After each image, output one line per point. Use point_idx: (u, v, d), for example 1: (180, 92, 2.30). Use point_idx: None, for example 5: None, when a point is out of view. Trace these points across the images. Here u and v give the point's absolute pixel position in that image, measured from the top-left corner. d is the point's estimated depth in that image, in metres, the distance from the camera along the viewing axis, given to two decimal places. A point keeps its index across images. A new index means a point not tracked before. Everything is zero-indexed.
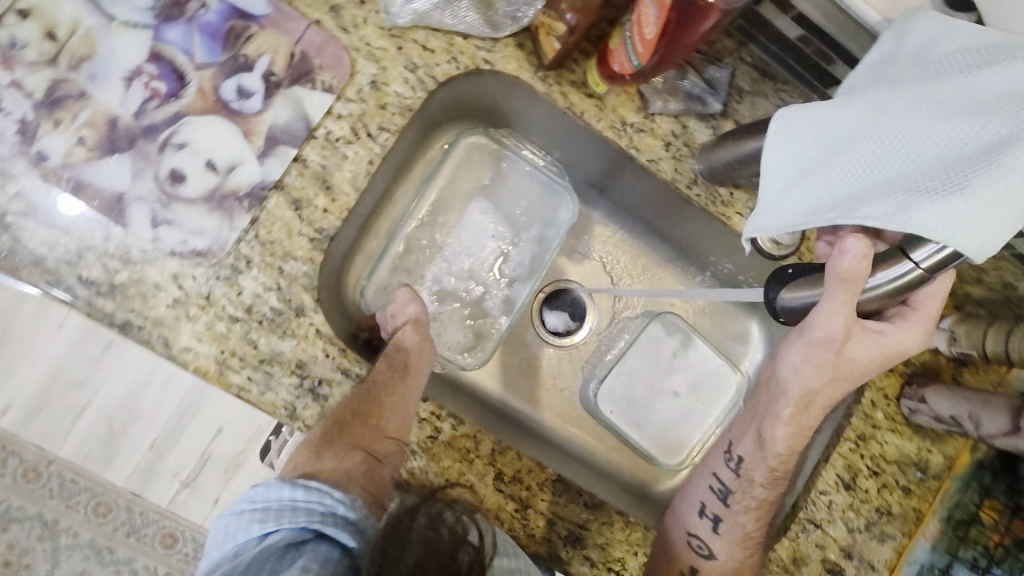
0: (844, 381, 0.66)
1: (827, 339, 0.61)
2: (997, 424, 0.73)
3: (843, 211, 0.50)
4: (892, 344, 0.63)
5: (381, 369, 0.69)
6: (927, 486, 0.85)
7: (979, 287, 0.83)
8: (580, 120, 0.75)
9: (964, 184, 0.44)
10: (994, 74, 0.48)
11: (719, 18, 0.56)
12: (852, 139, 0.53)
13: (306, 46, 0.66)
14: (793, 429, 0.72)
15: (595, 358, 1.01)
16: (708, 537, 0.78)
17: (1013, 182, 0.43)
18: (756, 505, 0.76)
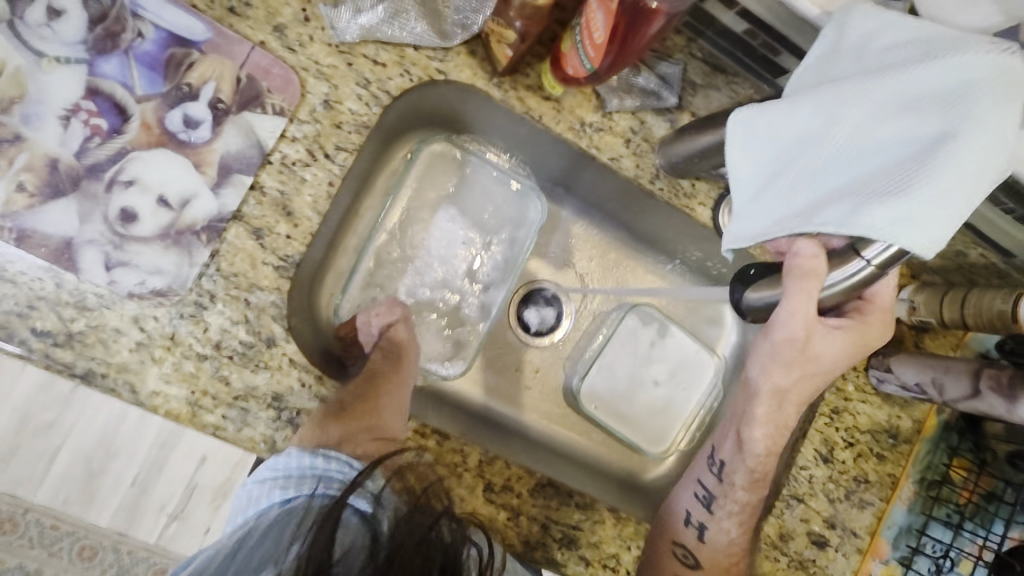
0: (811, 376, 0.68)
1: (789, 340, 0.63)
2: (958, 389, 0.75)
3: (803, 219, 0.52)
4: (852, 338, 0.65)
5: (377, 360, 0.72)
6: (899, 452, 0.89)
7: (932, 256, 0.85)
8: (539, 124, 0.75)
9: (907, 189, 0.46)
10: (933, 68, 0.48)
11: (666, 21, 0.56)
12: (805, 141, 0.54)
13: (251, 69, 0.64)
14: (768, 426, 0.72)
15: (575, 354, 1.02)
16: (694, 546, 0.77)
17: (950, 184, 0.46)
18: (741, 509, 0.76)
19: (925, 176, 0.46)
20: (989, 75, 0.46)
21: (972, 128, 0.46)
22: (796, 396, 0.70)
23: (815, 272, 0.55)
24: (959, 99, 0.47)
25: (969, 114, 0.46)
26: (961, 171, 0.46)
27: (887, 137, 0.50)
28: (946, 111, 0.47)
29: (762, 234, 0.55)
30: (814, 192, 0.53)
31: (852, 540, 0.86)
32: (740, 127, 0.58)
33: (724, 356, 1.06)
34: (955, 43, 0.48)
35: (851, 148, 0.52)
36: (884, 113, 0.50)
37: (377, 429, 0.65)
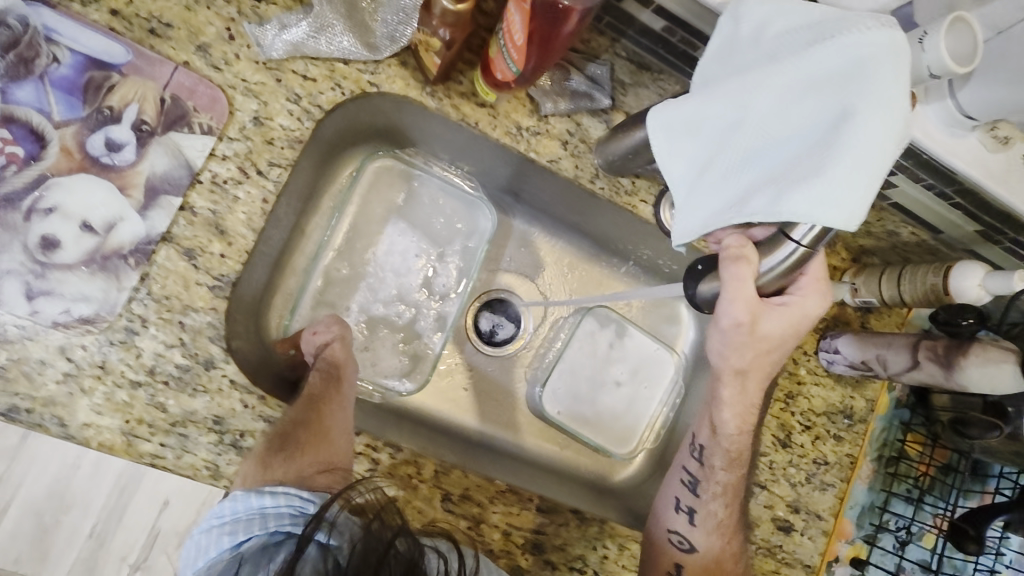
0: (766, 354, 0.69)
1: (736, 325, 0.63)
2: (900, 362, 0.77)
3: (735, 210, 0.53)
4: (797, 311, 0.66)
5: (314, 381, 0.69)
6: (855, 432, 0.90)
7: (870, 240, 0.86)
8: (476, 130, 0.76)
9: (821, 170, 0.48)
10: (825, 49, 0.50)
11: (582, 17, 0.57)
12: (721, 134, 0.56)
13: (175, 90, 0.63)
14: (736, 408, 0.73)
15: (536, 361, 1.01)
16: (687, 531, 0.78)
17: (858, 158, 0.48)
18: (725, 488, 0.77)
19: (833, 157, 0.49)
20: (876, 50, 0.48)
21: (868, 104, 0.48)
22: (760, 373, 0.71)
23: (747, 257, 0.58)
24: (854, 76, 0.49)
25: (863, 91, 0.48)
26: (864, 147, 0.48)
27: (795, 122, 0.52)
28: (843, 91, 0.49)
29: (697, 230, 0.57)
30: (737, 183, 0.54)
31: (817, 522, 0.87)
32: (660, 127, 0.59)
33: (683, 352, 1.07)
34: (842, 22, 0.50)
35: (765, 136, 0.53)
36: (788, 98, 0.52)
37: (323, 456, 0.63)
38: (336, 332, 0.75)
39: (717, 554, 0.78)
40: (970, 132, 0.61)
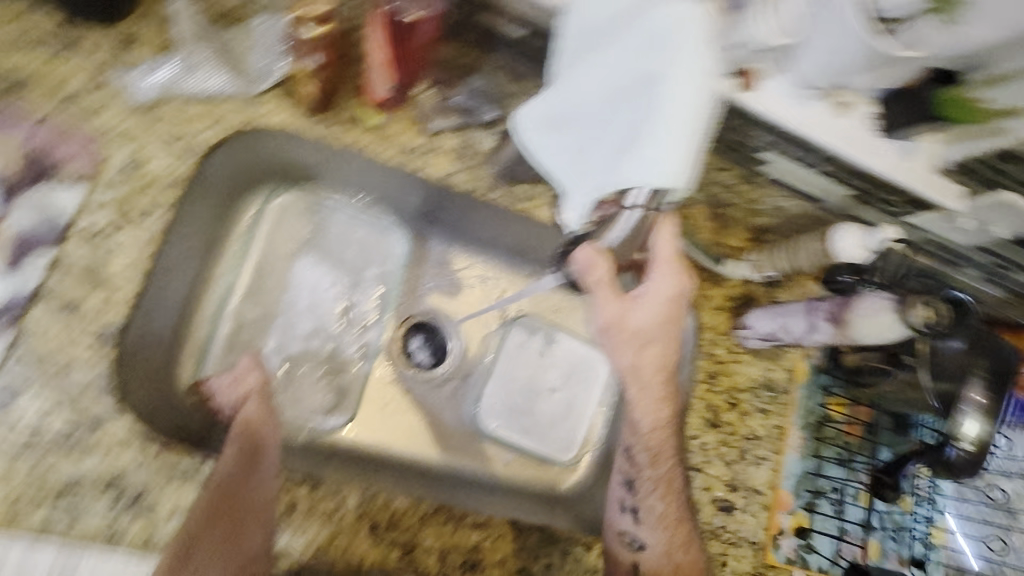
0: (654, 346, 0.73)
1: (603, 329, 0.72)
2: (800, 325, 0.83)
3: (602, 188, 0.59)
4: (658, 296, 0.71)
5: (230, 454, 0.65)
6: (780, 403, 0.93)
7: (763, 217, 0.91)
8: (364, 155, 0.77)
9: (645, 136, 0.52)
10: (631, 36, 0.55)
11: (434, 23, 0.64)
12: (581, 128, 0.62)
13: (40, 144, 0.66)
14: (647, 402, 0.76)
15: (469, 379, 0.99)
16: (633, 529, 0.79)
17: (673, 117, 0.51)
18: (662, 482, 0.77)
19: (653, 125, 0.52)
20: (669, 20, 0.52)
21: (673, 69, 0.51)
22: (653, 368, 0.74)
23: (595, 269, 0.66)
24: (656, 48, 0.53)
25: (669, 59, 0.52)
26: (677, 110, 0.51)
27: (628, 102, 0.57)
28: (648, 62, 0.53)
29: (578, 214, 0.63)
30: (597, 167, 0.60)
31: (757, 497, 0.89)
32: (534, 134, 0.67)
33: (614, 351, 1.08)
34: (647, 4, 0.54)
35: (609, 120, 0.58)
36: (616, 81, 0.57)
37: (237, 554, 0.60)
38: (254, 383, 0.72)
39: (668, 547, 0.77)
40: (812, 100, 0.65)
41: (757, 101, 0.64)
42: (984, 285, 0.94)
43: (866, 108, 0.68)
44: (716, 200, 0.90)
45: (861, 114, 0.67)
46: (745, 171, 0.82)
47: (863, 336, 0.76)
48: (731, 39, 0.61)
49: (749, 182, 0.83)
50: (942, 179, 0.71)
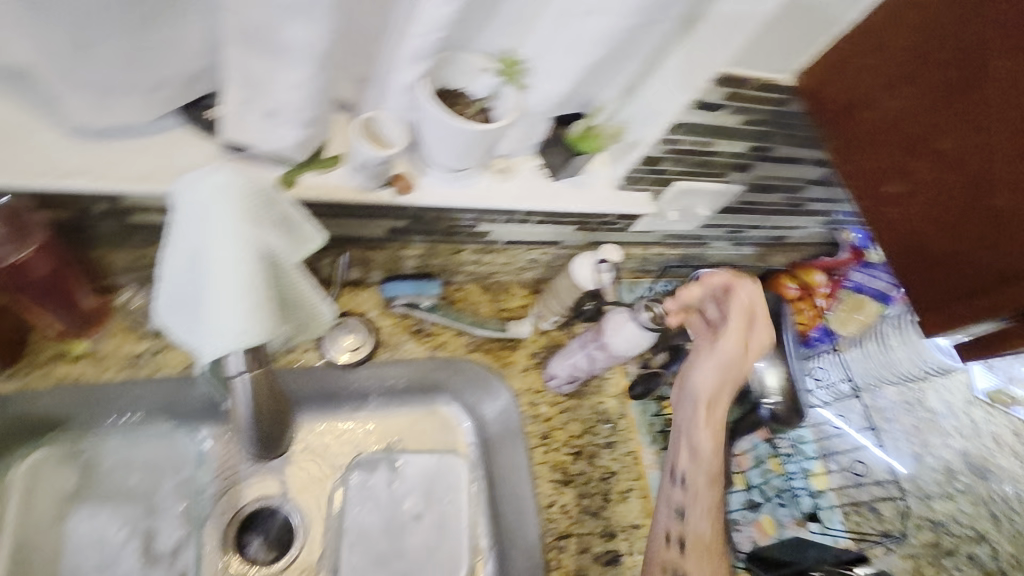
0: (731, 380, 0.81)
1: (705, 394, 0.81)
2: (577, 359, 0.86)
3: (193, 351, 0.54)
4: (750, 347, 0.80)
5: None
6: (622, 429, 0.94)
7: (532, 270, 0.95)
8: (79, 385, 0.73)
9: (208, 321, 0.48)
10: (182, 217, 0.48)
11: (61, 250, 0.62)
12: (165, 298, 0.53)
13: None
14: (711, 425, 0.80)
15: (325, 551, 0.87)
16: (679, 562, 0.76)
17: (229, 304, 0.47)
18: (709, 504, 0.78)
19: (213, 309, 0.48)
20: (213, 208, 0.47)
21: (216, 248, 0.47)
22: (725, 394, 0.81)
23: (743, 303, 0.79)
24: (206, 235, 0.47)
25: (205, 238, 0.47)
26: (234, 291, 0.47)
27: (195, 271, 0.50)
28: (203, 248, 0.48)
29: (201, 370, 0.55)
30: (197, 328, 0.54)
31: (637, 532, 0.88)
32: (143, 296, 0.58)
33: (470, 447, 0.95)
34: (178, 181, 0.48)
35: (185, 292, 0.51)
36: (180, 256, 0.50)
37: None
38: None
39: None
40: (473, 177, 0.71)
41: (418, 199, 0.67)
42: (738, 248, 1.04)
43: (532, 164, 0.75)
44: (479, 275, 0.94)
45: (528, 171, 0.75)
46: (478, 245, 0.86)
47: (629, 349, 0.79)
48: (354, 164, 0.61)
49: (489, 251, 0.88)
50: (624, 194, 0.79)
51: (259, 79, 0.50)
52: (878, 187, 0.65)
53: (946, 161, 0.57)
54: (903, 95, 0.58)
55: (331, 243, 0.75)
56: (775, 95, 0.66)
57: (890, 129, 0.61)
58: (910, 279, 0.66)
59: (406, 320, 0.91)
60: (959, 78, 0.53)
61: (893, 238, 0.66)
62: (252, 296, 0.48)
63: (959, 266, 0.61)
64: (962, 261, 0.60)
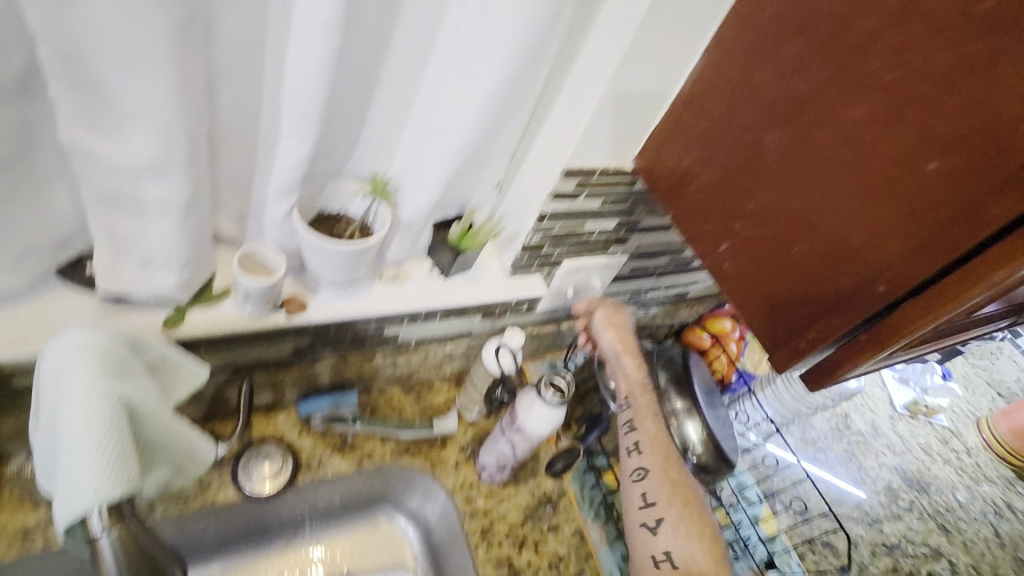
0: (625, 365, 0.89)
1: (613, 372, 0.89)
2: (502, 447, 0.86)
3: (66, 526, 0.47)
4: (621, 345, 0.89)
5: None
6: (564, 509, 0.93)
7: (450, 364, 0.96)
8: None
9: (59, 479, 0.43)
10: (41, 380, 0.46)
11: None
12: (46, 465, 0.50)
13: None
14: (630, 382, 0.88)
15: None
16: (643, 489, 0.80)
17: (75, 454, 0.42)
18: (652, 441, 0.83)
19: (65, 464, 0.43)
20: (65, 359, 0.45)
21: (62, 400, 0.44)
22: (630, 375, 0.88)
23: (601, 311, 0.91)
24: (55, 388, 0.45)
25: (54, 391, 0.44)
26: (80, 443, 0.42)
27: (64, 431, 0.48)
28: (54, 402, 0.45)
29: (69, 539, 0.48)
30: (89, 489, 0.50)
31: None
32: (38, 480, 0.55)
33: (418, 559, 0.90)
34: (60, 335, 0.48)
35: (55, 455, 0.48)
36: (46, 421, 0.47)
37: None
38: None
39: (675, 496, 0.78)
40: (364, 288, 0.75)
41: (311, 316, 0.70)
42: (644, 310, 1.10)
43: (423, 266, 0.81)
44: (398, 377, 0.94)
45: (419, 274, 0.80)
46: (389, 349, 0.87)
47: (541, 429, 0.81)
48: (240, 293, 0.63)
49: (401, 353, 0.89)
50: (515, 280, 0.84)
51: (128, 233, 0.53)
52: (714, 244, 0.61)
53: (809, 183, 0.50)
54: (704, 176, 0.61)
55: (231, 372, 0.74)
56: (625, 177, 0.73)
57: (712, 193, 0.60)
58: (772, 341, 0.56)
59: (326, 436, 0.88)
60: (749, 155, 0.55)
61: (767, 277, 0.55)
62: (111, 438, 0.44)
63: (804, 334, 0.53)
64: (810, 329, 0.52)
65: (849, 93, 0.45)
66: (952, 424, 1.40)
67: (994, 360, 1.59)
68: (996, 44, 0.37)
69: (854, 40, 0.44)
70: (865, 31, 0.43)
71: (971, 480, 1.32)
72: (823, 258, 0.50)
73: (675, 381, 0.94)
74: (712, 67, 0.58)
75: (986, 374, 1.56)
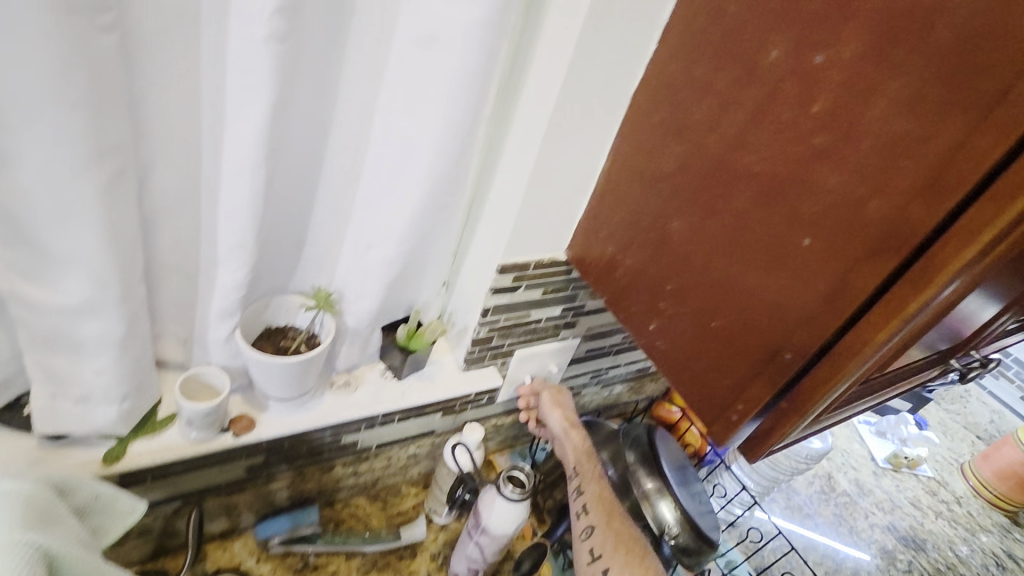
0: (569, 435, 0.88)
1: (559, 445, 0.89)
2: (472, 552, 0.82)
3: None
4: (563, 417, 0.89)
5: None
6: None
7: (415, 466, 0.95)
8: None
9: None
10: None
11: None
12: None
13: None
14: (574, 447, 0.87)
15: None
16: (590, 547, 0.77)
17: None
18: (595, 500, 0.80)
19: None
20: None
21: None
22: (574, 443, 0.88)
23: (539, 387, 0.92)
24: None
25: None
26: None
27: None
28: None
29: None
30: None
31: None
32: None
33: None
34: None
35: None
36: None
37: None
38: None
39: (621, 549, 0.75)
40: (316, 398, 0.75)
41: (260, 433, 0.69)
42: (608, 389, 1.10)
43: (377, 370, 0.82)
44: (363, 486, 0.92)
45: (372, 378, 0.81)
46: (349, 457, 0.86)
47: (507, 526, 0.79)
48: (185, 418, 0.63)
49: (362, 460, 0.87)
50: (468, 374, 0.85)
51: (64, 371, 0.54)
52: (645, 322, 0.63)
53: (717, 262, 0.54)
54: (629, 261, 0.64)
55: (182, 499, 0.72)
56: (560, 266, 0.76)
57: (636, 278, 0.64)
58: (712, 415, 0.57)
59: (287, 559, 0.83)
60: (663, 240, 0.59)
61: (696, 354, 0.57)
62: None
63: (738, 397, 0.54)
64: (743, 393, 0.53)
65: (736, 174, 0.51)
66: (937, 474, 1.39)
67: (966, 404, 1.61)
68: (834, 136, 0.43)
69: (729, 137, 0.51)
70: (734, 134, 0.51)
71: (967, 532, 1.28)
72: (738, 326, 0.53)
73: (644, 459, 0.92)
74: (617, 168, 0.65)
75: (961, 418, 1.57)
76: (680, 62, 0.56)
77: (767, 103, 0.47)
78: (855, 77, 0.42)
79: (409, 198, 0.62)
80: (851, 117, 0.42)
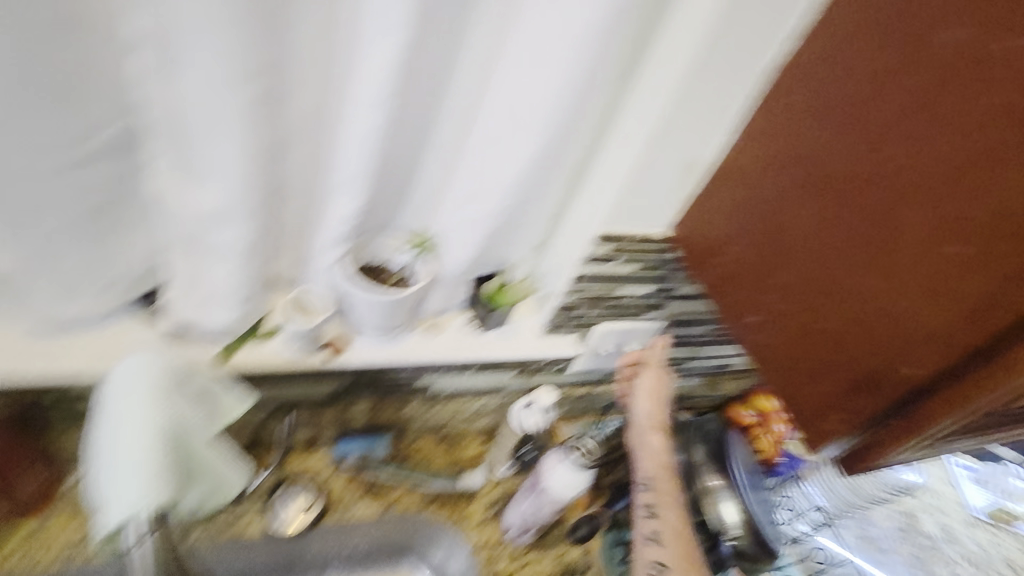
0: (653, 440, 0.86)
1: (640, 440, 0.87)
2: (526, 506, 0.84)
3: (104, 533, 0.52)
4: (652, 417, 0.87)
5: None
6: None
7: (481, 418, 0.98)
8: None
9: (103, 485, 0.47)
10: (101, 398, 0.51)
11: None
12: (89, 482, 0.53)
13: None
14: (657, 458, 0.84)
15: None
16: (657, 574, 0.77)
17: (121, 463, 0.47)
18: (672, 532, 0.79)
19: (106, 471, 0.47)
20: (130, 383, 0.51)
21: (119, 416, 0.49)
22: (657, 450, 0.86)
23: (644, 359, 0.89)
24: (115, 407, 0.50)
25: (114, 411, 0.49)
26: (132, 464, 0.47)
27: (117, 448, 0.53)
28: (108, 421, 0.49)
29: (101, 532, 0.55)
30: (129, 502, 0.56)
31: None
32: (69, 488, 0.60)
33: None
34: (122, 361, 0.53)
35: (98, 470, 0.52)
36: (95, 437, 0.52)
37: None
38: None
39: None
40: (403, 335, 0.79)
41: (349, 359, 0.74)
42: (686, 379, 1.06)
43: (461, 319, 0.84)
44: (431, 426, 0.96)
45: (456, 325, 0.83)
46: (423, 398, 0.90)
47: (566, 492, 0.79)
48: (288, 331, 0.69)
49: (434, 401, 0.91)
50: (547, 338, 0.86)
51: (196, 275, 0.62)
52: (743, 312, 0.71)
53: (825, 266, 0.59)
54: (733, 252, 0.71)
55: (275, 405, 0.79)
56: (653, 244, 0.78)
57: (737, 267, 0.70)
58: (807, 400, 0.65)
59: (357, 478, 0.90)
60: (770, 238, 0.65)
61: (807, 345, 0.63)
62: (157, 459, 0.48)
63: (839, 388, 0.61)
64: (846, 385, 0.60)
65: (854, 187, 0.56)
66: None
67: None
68: (948, 170, 0.48)
69: (852, 153, 0.55)
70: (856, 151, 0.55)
71: None
72: (839, 326, 0.59)
73: (713, 457, 0.89)
74: (742, 157, 0.66)
75: None
76: (821, 58, 0.57)
77: (894, 125, 0.51)
78: (1015, 103, 0.43)
79: (518, 156, 0.62)
80: (972, 157, 0.46)
